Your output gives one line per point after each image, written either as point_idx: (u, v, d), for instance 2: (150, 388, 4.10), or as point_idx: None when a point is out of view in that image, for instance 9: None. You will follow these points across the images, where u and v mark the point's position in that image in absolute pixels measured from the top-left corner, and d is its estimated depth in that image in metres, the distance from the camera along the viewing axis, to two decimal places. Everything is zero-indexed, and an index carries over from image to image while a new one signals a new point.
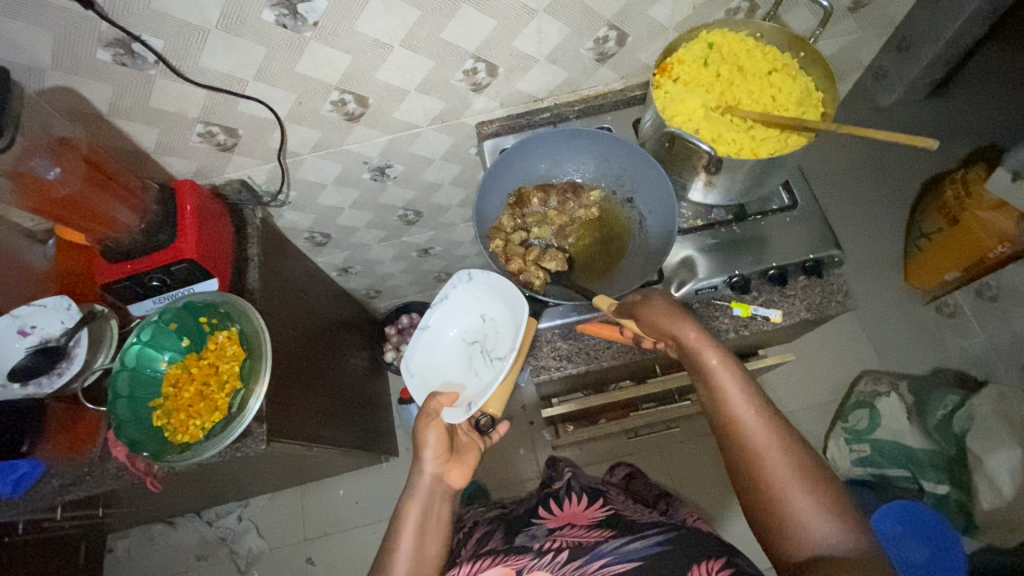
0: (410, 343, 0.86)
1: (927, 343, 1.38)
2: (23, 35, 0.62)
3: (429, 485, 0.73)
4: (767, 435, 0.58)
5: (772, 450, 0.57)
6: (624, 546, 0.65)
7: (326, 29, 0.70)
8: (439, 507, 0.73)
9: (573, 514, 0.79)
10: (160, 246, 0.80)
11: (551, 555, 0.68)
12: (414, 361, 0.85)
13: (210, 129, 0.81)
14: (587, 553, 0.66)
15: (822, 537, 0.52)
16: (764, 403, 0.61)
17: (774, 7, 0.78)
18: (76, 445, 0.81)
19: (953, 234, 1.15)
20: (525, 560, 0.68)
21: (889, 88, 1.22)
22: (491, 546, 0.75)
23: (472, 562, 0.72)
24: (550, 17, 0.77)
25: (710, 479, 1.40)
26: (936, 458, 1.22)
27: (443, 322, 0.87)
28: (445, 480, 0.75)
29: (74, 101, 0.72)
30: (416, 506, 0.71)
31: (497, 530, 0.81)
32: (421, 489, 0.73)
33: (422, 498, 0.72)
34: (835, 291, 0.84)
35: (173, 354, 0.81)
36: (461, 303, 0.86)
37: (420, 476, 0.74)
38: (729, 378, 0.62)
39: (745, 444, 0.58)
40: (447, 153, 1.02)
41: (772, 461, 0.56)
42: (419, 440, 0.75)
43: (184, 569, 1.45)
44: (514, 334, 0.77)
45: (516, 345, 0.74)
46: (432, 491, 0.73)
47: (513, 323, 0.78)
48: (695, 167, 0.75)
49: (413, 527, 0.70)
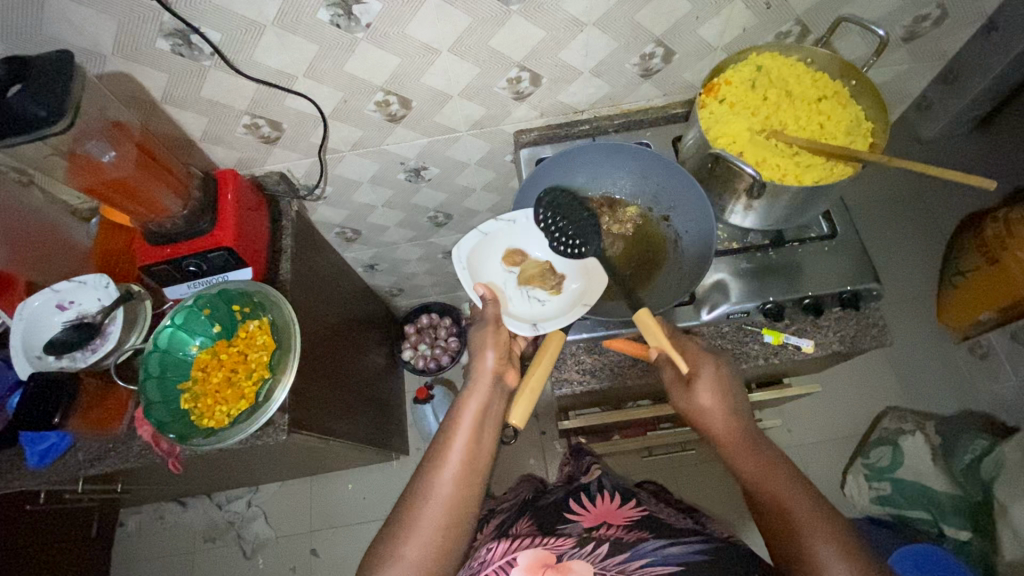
0: (471, 237, 0.81)
1: (955, 383, 1.34)
2: (89, 21, 0.64)
3: (490, 383, 0.71)
4: (802, 509, 0.57)
5: (808, 525, 0.56)
6: (664, 550, 0.65)
7: (378, 30, 0.71)
8: (499, 404, 0.71)
9: (607, 512, 0.78)
10: (199, 233, 0.82)
11: (591, 547, 0.68)
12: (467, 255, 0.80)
13: (255, 121, 0.83)
14: (629, 551, 0.66)
15: None
16: (803, 485, 0.60)
17: (827, 34, 0.77)
18: (106, 421, 0.83)
19: (991, 272, 1.12)
20: (564, 547, 0.69)
21: (932, 118, 1.19)
22: (525, 529, 0.76)
23: (509, 541, 0.73)
24: (599, 31, 0.77)
25: (721, 505, 1.38)
26: (960, 503, 1.16)
27: (499, 243, 0.84)
28: (503, 379, 0.74)
29: (130, 87, 0.74)
30: (477, 396, 0.70)
31: (526, 516, 0.81)
32: (482, 385, 0.71)
33: (483, 395, 0.70)
34: (871, 325, 0.82)
35: (204, 339, 0.83)
36: (521, 237, 0.84)
37: (480, 373, 0.71)
38: (757, 460, 0.63)
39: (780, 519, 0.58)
40: (483, 159, 1.02)
41: (813, 539, 0.55)
42: (478, 341, 0.74)
43: (192, 548, 1.47)
44: (577, 290, 0.80)
45: (590, 301, 0.77)
46: (492, 390, 0.71)
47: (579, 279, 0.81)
48: (735, 190, 0.75)
49: (469, 423, 0.68)
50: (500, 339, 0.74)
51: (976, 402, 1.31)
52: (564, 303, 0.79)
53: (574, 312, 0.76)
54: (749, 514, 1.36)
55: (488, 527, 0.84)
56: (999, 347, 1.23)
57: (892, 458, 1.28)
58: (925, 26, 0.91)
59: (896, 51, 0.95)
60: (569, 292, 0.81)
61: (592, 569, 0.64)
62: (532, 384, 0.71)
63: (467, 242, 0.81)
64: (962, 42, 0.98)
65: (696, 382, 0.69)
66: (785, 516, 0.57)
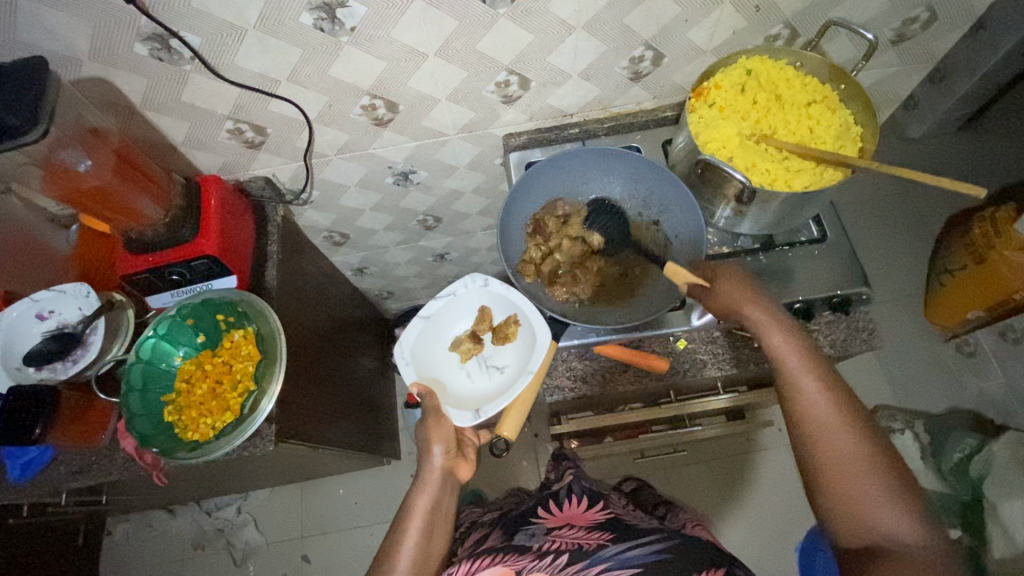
0: (411, 328, 0.82)
1: (944, 381, 1.35)
2: (64, 26, 0.62)
3: (439, 478, 0.73)
4: (835, 417, 0.60)
5: (838, 430, 0.59)
6: (623, 553, 0.65)
7: (362, 34, 0.70)
8: (449, 498, 0.74)
9: (572, 515, 0.78)
10: (181, 241, 0.80)
11: (550, 557, 0.67)
12: (410, 347, 0.82)
13: (239, 126, 0.81)
14: (588, 558, 0.65)
15: (882, 517, 0.55)
16: (819, 362, 0.62)
17: (817, 38, 0.77)
18: (88, 434, 0.80)
19: (978, 272, 1.12)
20: (524, 561, 0.68)
21: (920, 119, 1.19)
22: (490, 544, 0.76)
23: (470, 561, 0.72)
24: (587, 34, 0.76)
25: (709, 503, 1.39)
26: (950, 501, 1.20)
27: (443, 319, 0.85)
28: (455, 471, 0.75)
29: (107, 92, 0.72)
30: (426, 496, 0.72)
31: (496, 530, 0.81)
32: (432, 481, 0.73)
33: (434, 491, 0.72)
34: (860, 328, 0.82)
35: (189, 350, 0.82)
36: (466, 306, 0.86)
37: (431, 469, 0.73)
38: (797, 358, 0.63)
39: (813, 424, 0.60)
40: (472, 162, 1.01)
41: (839, 442, 0.59)
42: (424, 438, 0.75)
43: (181, 557, 1.45)
44: (527, 352, 0.79)
45: (534, 368, 0.75)
46: (443, 485, 0.73)
47: (528, 339, 0.80)
48: (725, 195, 0.74)
49: (420, 521, 0.70)
50: (444, 431, 0.75)
51: (964, 399, 1.33)
52: (517, 368, 0.79)
53: (521, 383, 0.75)
54: (738, 512, 1.37)
55: (466, 540, 0.83)
56: (988, 346, 1.25)
57: None
58: (914, 29, 0.91)
59: (885, 53, 0.95)
60: (522, 354, 0.80)
61: None
62: (522, 395, 0.74)
63: (408, 335, 0.82)
64: (950, 44, 0.98)
65: (728, 292, 0.67)
66: (818, 421, 0.60)
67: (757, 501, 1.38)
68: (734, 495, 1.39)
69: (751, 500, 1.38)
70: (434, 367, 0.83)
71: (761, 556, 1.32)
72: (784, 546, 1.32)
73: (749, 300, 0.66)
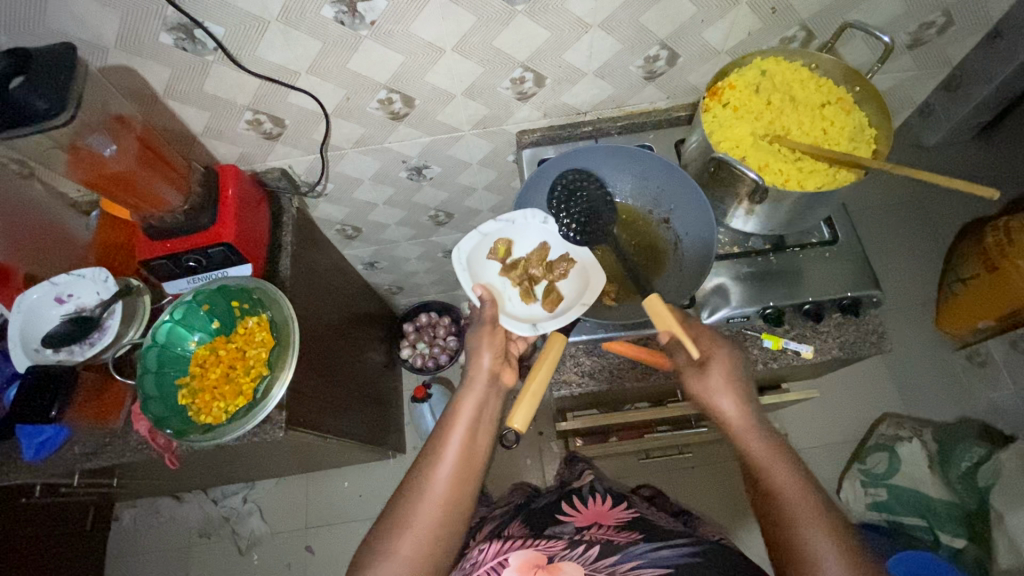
0: (469, 237, 0.78)
1: (954, 391, 1.34)
2: (92, 14, 0.64)
3: (486, 380, 0.73)
4: (826, 545, 0.54)
5: (829, 557, 0.53)
6: (653, 553, 0.64)
7: (382, 28, 0.71)
8: (495, 402, 0.73)
9: (598, 513, 0.78)
10: (199, 228, 0.81)
11: (581, 548, 0.68)
12: (466, 257, 0.77)
13: (258, 117, 0.83)
14: (619, 553, 0.65)
15: None
16: (803, 474, 0.60)
17: (832, 40, 0.77)
18: (105, 415, 0.82)
19: (991, 281, 1.11)
20: (556, 549, 0.69)
21: (934, 126, 1.19)
22: (516, 531, 0.76)
23: (500, 542, 0.73)
24: (603, 33, 0.77)
25: (714, 509, 1.38)
26: (955, 511, 1.17)
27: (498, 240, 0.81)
28: (499, 378, 0.75)
29: (131, 80, 0.73)
30: (473, 395, 0.71)
31: (518, 519, 0.82)
32: (478, 383, 0.72)
33: (480, 392, 0.72)
34: (870, 332, 0.82)
35: (203, 335, 0.83)
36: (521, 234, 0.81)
37: (478, 372, 0.73)
38: (778, 471, 0.60)
39: (799, 549, 0.54)
40: (485, 158, 1.02)
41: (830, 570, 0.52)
42: (474, 342, 0.75)
43: (186, 544, 1.47)
44: (579, 287, 0.77)
45: (590, 301, 0.73)
46: (488, 388, 0.73)
47: (579, 277, 0.78)
48: (737, 195, 0.74)
49: (465, 420, 0.69)
50: (496, 340, 0.75)
51: (973, 408, 1.31)
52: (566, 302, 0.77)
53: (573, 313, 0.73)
54: (742, 517, 1.37)
55: (483, 530, 0.85)
56: (999, 355, 1.23)
57: (888, 464, 1.28)
58: (930, 34, 0.91)
59: (901, 57, 0.95)
60: (574, 288, 0.78)
61: (582, 570, 0.64)
62: (532, 387, 0.70)
63: (466, 244, 0.78)
64: (967, 50, 0.98)
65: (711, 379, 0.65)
66: (805, 543, 0.54)
67: None
68: (740, 500, 1.38)
69: None
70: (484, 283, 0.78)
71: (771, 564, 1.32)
72: None
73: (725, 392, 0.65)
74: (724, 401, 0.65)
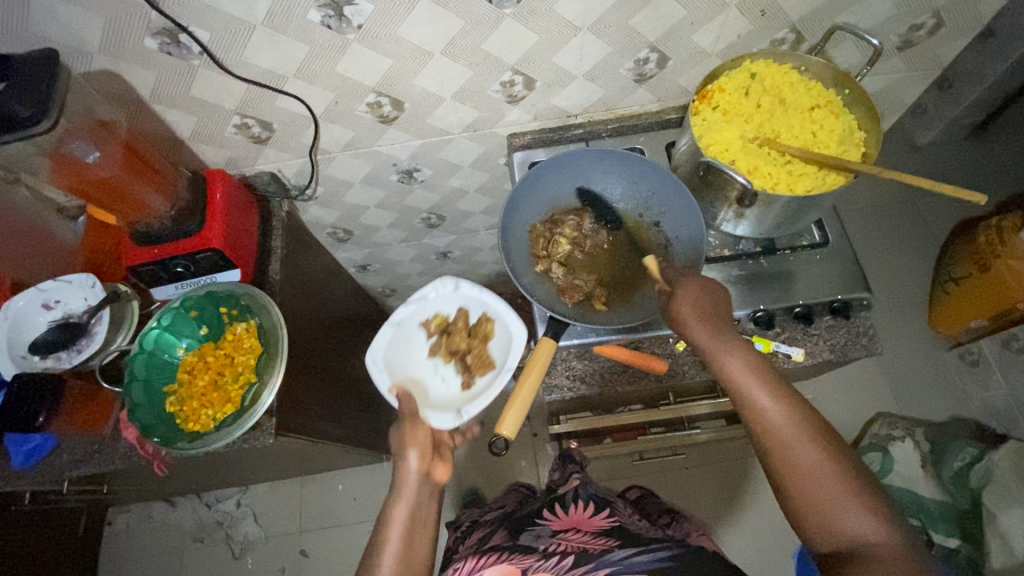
0: (382, 334, 0.82)
1: (946, 390, 1.34)
2: (75, 19, 0.63)
3: (414, 483, 0.69)
4: (797, 432, 0.56)
5: (800, 443, 0.56)
6: (628, 559, 0.64)
7: (370, 32, 0.70)
8: (429, 503, 0.70)
9: (578, 520, 0.78)
10: (187, 233, 0.81)
11: (556, 558, 0.68)
12: (383, 353, 0.81)
13: (245, 121, 0.82)
14: (592, 562, 0.65)
15: (857, 526, 0.53)
16: (766, 368, 0.61)
17: (822, 43, 0.77)
18: (91, 423, 0.81)
19: (982, 281, 1.11)
20: (530, 560, 0.68)
21: (927, 126, 1.19)
22: (495, 543, 0.76)
23: (477, 557, 0.73)
24: (593, 35, 0.77)
25: (708, 510, 1.38)
26: (946, 511, 1.17)
27: (414, 322, 0.85)
28: (431, 475, 0.72)
29: (117, 85, 0.73)
30: (402, 505, 0.68)
31: (500, 528, 0.82)
32: (408, 487, 0.69)
33: (409, 499, 0.68)
34: (861, 335, 0.82)
35: (191, 342, 0.83)
36: (436, 308, 0.86)
37: (407, 475, 0.70)
38: (746, 376, 0.60)
39: (774, 440, 0.57)
40: (476, 161, 1.02)
41: (803, 454, 0.55)
42: (399, 444, 0.72)
43: (179, 549, 1.46)
44: (504, 349, 0.80)
45: (514, 364, 0.77)
46: (419, 490, 0.69)
47: (502, 337, 0.81)
48: (727, 198, 0.74)
49: (398, 531, 0.66)
50: (419, 433, 0.73)
51: (965, 408, 1.32)
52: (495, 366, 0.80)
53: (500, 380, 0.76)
54: (736, 519, 1.37)
55: (468, 540, 0.84)
56: (991, 354, 1.24)
57: (882, 464, 1.27)
58: (920, 35, 0.91)
59: (892, 59, 0.95)
60: (497, 352, 0.81)
61: None
62: (520, 395, 0.70)
63: (381, 341, 0.82)
64: (958, 51, 0.98)
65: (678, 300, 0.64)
66: (777, 433, 0.57)
67: (761, 509, 1.36)
68: (734, 502, 1.38)
69: (753, 507, 1.37)
70: (407, 374, 0.82)
71: (766, 564, 1.32)
72: (780, 554, 1.32)
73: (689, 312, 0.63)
74: (690, 318, 0.63)
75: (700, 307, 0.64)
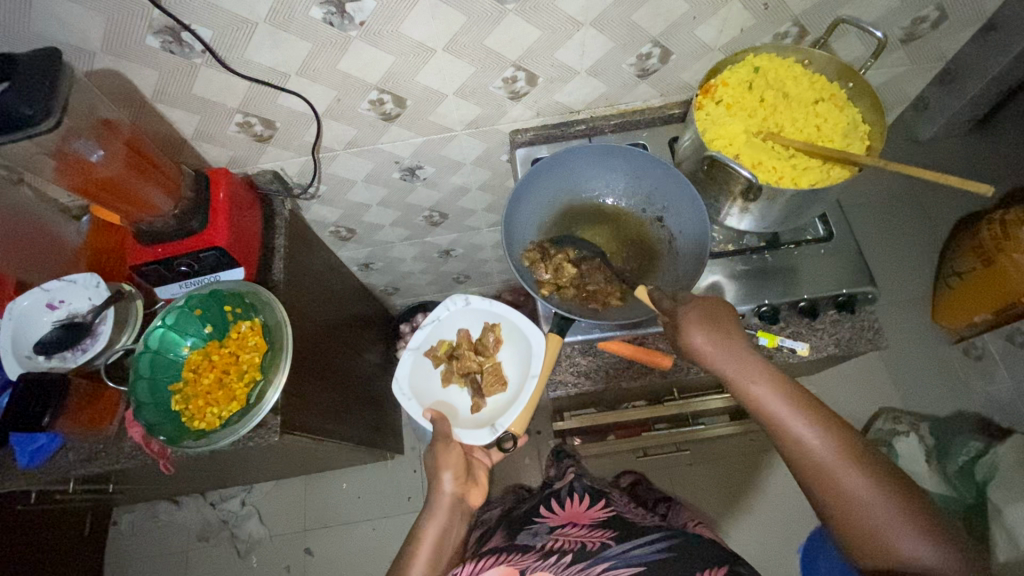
0: (403, 361, 0.86)
1: (950, 384, 1.34)
2: (78, 17, 0.63)
3: (448, 505, 0.74)
4: (835, 460, 0.56)
5: (839, 471, 0.55)
6: (626, 552, 0.65)
7: (372, 29, 0.70)
8: (458, 526, 0.74)
9: (574, 515, 0.78)
10: (190, 232, 0.81)
11: (555, 557, 0.67)
12: (407, 381, 0.85)
13: (248, 120, 0.82)
14: (590, 559, 0.65)
15: (909, 549, 0.52)
16: (798, 395, 0.59)
17: (825, 36, 0.77)
18: (96, 421, 0.82)
19: (986, 275, 1.11)
20: (528, 560, 0.68)
21: (930, 120, 1.19)
22: (494, 545, 0.75)
23: (474, 561, 0.72)
24: (595, 30, 0.76)
25: (713, 506, 1.38)
26: (953, 503, 1.18)
27: (432, 344, 0.89)
28: (464, 498, 0.76)
29: (120, 84, 0.73)
30: (437, 523, 0.72)
31: (498, 529, 0.81)
32: (442, 507, 0.74)
33: (443, 519, 0.73)
34: (866, 329, 0.82)
35: (196, 340, 0.83)
36: (450, 326, 0.90)
37: (440, 496, 0.75)
38: (777, 406, 0.58)
39: (814, 470, 0.56)
40: (479, 158, 1.01)
41: (845, 481, 0.55)
42: (433, 464, 0.77)
43: (184, 548, 1.46)
44: (524, 356, 0.83)
45: (536, 369, 0.79)
46: (452, 510, 0.74)
47: (520, 345, 0.85)
48: (731, 192, 0.74)
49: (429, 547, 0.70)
50: (453, 457, 0.77)
51: (970, 402, 1.31)
52: (521, 374, 0.83)
53: (527, 387, 0.79)
54: (741, 514, 1.37)
55: (469, 540, 0.84)
56: (995, 349, 1.21)
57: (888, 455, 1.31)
58: (923, 28, 0.90)
59: (895, 52, 0.95)
60: (517, 364, 0.85)
61: None
62: (533, 395, 0.78)
63: (402, 369, 0.86)
64: (961, 44, 0.97)
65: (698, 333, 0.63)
66: (816, 463, 0.56)
67: (764, 504, 1.36)
68: (738, 497, 1.38)
69: (756, 502, 1.37)
70: (434, 399, 0.86)
71: (775, 557, 1.31)
72: (786, 548, 1.31)
73: (714, 342, 0.62)
74: (715, 350, 0.62)
75: (721, 337, 0.62)
